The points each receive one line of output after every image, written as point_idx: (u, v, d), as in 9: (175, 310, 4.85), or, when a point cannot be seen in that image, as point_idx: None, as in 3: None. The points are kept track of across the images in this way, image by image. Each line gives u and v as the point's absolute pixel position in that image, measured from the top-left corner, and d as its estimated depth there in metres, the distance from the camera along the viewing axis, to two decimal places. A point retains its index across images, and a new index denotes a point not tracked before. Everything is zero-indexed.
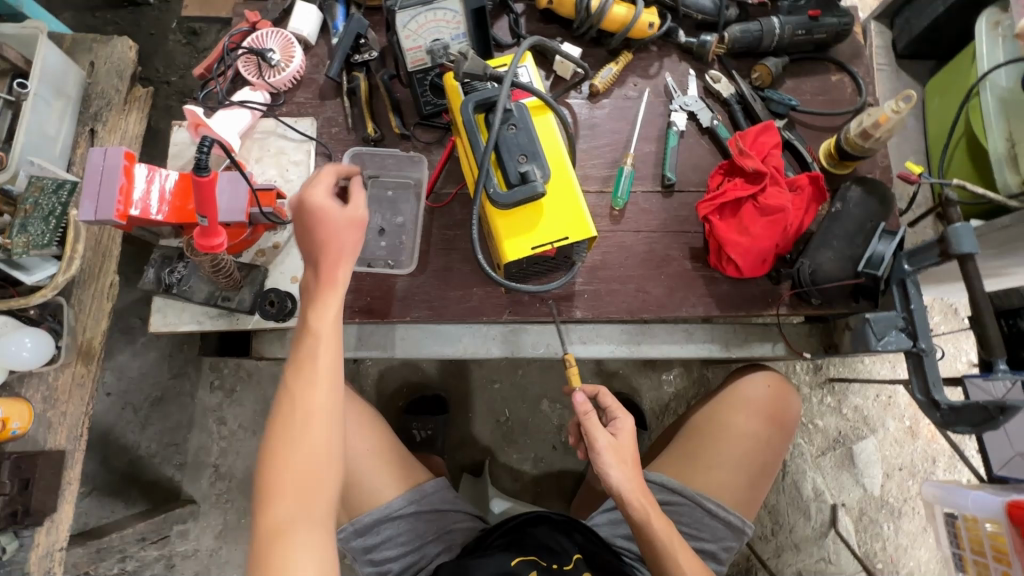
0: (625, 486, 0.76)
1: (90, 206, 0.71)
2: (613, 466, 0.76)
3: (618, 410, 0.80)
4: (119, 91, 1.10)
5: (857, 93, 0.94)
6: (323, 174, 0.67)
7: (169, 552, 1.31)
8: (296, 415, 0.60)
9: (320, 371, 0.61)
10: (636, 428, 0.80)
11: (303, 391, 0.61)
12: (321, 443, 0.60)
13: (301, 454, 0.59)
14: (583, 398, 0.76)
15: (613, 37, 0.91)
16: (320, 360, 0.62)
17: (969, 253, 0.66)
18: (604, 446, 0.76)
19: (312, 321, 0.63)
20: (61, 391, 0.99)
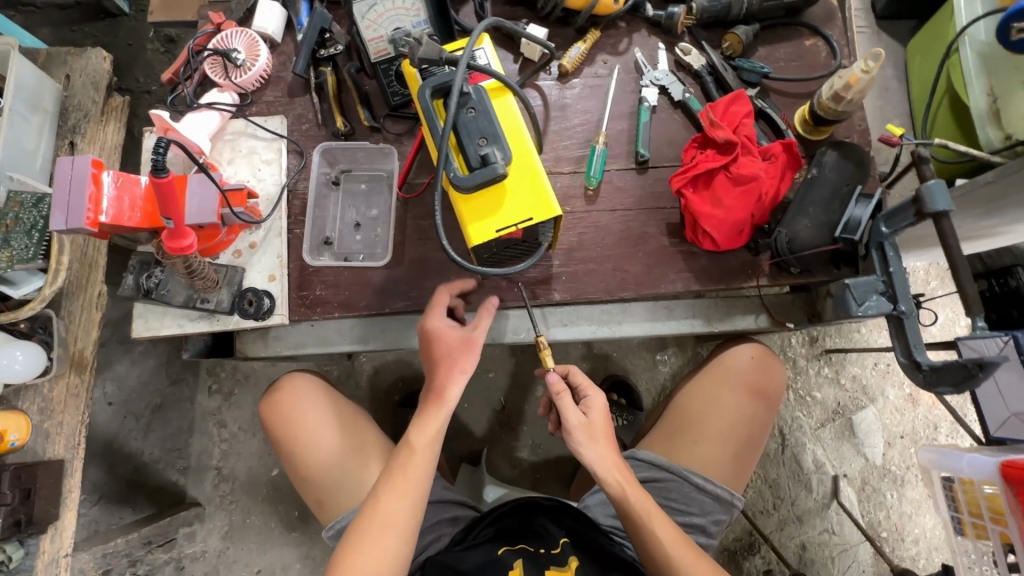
0: (599, 463, 0.78)
1: (61, 216, 0.71)
2: (584, 444, 0.78)
3: (589, 389, 0.82)
4: (96, 103, 1.10)
5: (832, 56, 0.92)
6: (440, 299, 0.79)
7: (178, 555, 1.33)
8: (386, 524, 0.73)
9: (412, 488, 0.75)
10: (607, 405, 0.81)
11: (398, 502, 0.74)
12: (400, 548, 0.73)
13: (380, 556, 0.72)
14: (556, 378, 0.80)
15: (579, 15, 0.90)
16: (415, 480, 0.75)
17: (944, 210, 0.65)
18: (575, 424, 0.78)
19: (416, 446, 0.76)
20: (57, 402, 1.00)
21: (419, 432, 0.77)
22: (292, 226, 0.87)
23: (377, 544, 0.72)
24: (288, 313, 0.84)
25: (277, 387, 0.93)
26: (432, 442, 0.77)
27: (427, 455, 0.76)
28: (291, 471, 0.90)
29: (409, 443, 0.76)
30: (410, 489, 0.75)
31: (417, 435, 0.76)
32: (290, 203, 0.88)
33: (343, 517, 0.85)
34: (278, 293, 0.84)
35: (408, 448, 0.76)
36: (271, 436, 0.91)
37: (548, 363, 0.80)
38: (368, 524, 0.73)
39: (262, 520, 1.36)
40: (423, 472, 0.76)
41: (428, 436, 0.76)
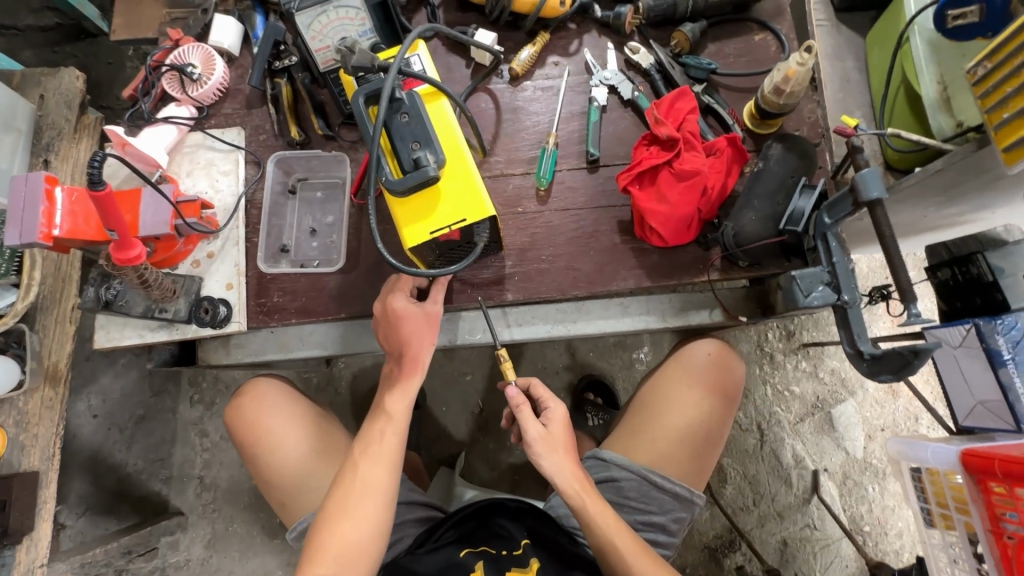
0: (559, 475, 0.77)
1: (14, 230, 0.73)
2: (545, 457, 0.78)
3: (550, 401, 0.82)
4: (69, 121, 1.12)
5: (781, 50, 0.93)
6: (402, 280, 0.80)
7: (162, 564, 1.35)
8: (356, 499, 0.74)
9: (380, 465, 0.77)
10: (568, 417, 0.81)
11: (367, 479, 0.75)
12: (374, 523, 0.74)
13: (355, 530, 0.72)
14: (515, 390, 0.80)
15: (527, 19, 0.91)
16: (382, 456, 0.77)
17: (877, 198, 0.65)
18: (535, 436, 0.78)
19: (379, 429, 0.79)
20: (32, 415, 1.01)
21: (382, 416, 0.80)
22: (250, 234, 0.89)
23: (349, 519, 0.73)
24: (245, 320, 0.86)
25: (241, 392, 0.93)
26: (396, 424, 0.79)
27: (392, 435, 0.79)
28: (256, 474, 0.90)
29: (372, 427, 0.79)
30: (377, 465, 0.76)
31: (380, 419, 0.80)
32: (247, 212, 0.90)
33: (303, 519, 0.86)
34: (235, 301, 0.86)
35: (371, 431, 0.79)
36: (236, 440, 0.91)
37: (510, 375, 0.81)
38: (338, 502, 0.74)
39: (244, 528, 1.38)
40: (390, 449, 0.78)
41: (391, 419, 0.79)
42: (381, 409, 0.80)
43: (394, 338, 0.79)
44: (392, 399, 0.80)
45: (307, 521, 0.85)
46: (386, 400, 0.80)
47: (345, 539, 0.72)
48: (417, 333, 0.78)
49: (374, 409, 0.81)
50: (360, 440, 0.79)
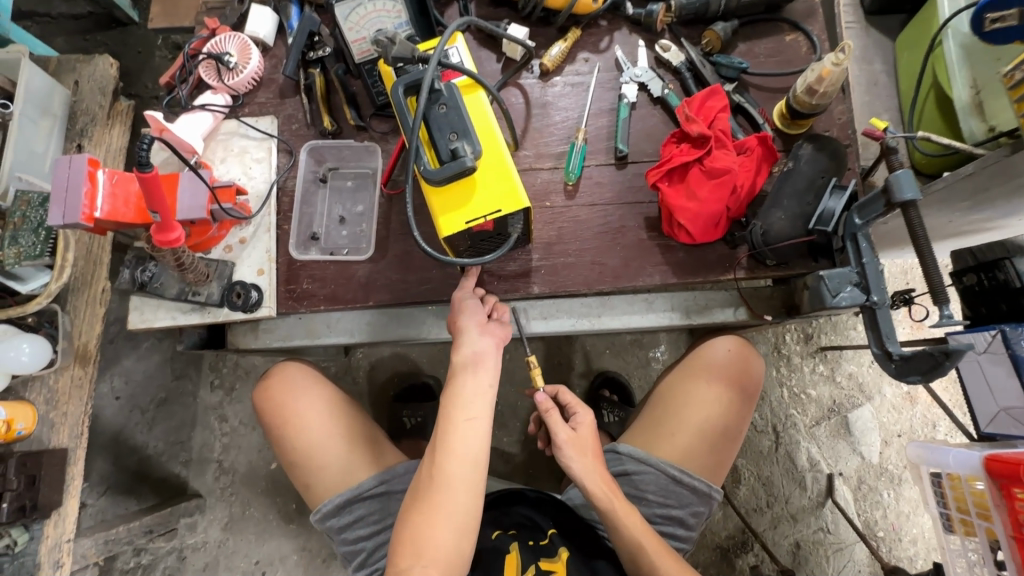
0: (586, 477, 0.78)
1: (59, 210, 0.75)
2: (573, 459, 0.78)
3: (578, 406, 0.84)
4: (102, 107, 1.14)
5: (813, 51, 0.93)
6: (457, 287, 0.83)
7: (180, 545, 1.37)
8: (444, 501, 0.68)
9: (464, 462, 0.69)
10: (595, 423, 0.82)
11: (452, 478, 0.69)
12: (463, 524, 0.69)
13: (443, 532, 0.67)
14: (544, 396, 0.80)
15: (559, 15, 0.92)
16: (464, 452, 0.69)
17: (911, 199, 0.65)
18: (564, 439, 0.79)
19: (456, 420, 0.70)
20: (62, 393, 1.04)
21: (459, 404, 0.71)
22: (280, 222, 0.90)
23: (439, 523, 0.67)
24: (275, 306, 0.87)
25: (269, 376, 0.95)
26: (476, 413, 0.71)
27: (472, 426, 0.70)
28: (284, 458, 0.91)
29: (450, 417, 0.70)
30: (461, 463, 0.69)
31: (455, 407, 0.71)
32: (279, 200, 0.91)
33: (328, 501, 0.87)
34: (266, 286, 0.87)
35: (449, 423, 0.70)
36: (264, 422, 0.93)
37: (539, 382, 0.82)
38: (426, 503, 0.68)
39: (261, 512, 1.40)
40: (472, 443, 0.70)
41: (469, 408, 0.70)
42: (454, 395, 0.71)
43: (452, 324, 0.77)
44: (467, 383, 0.72)
45: (333, 502, 0.86)
46: (460, 385, 0.71)
47: (436, 544, 0.67)
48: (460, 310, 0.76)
49: (446, 394, 0.72)
50: (438, 433, 0.70)
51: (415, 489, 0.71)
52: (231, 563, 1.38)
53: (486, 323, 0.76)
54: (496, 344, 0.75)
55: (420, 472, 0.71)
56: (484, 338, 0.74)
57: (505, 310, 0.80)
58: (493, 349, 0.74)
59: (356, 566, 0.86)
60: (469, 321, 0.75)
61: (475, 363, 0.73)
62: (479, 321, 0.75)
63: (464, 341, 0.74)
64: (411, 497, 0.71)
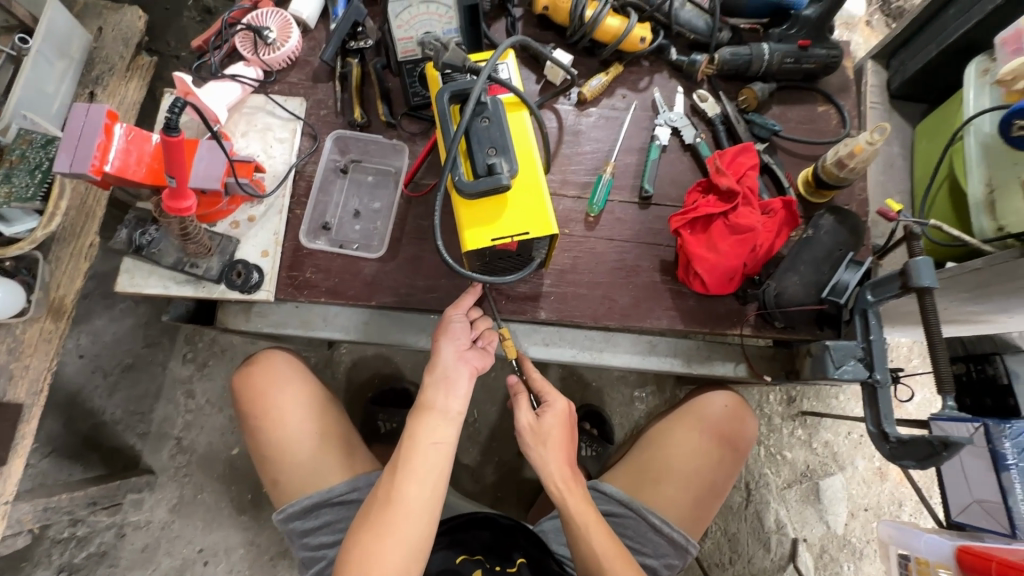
0: (544, 467, 0.77)
1: (66, 157, 0.71)
2: (532, 447, 0.78)
3: (549, 395, 0.80)
4: (123, 58, 1.11)
5: (842, 125, 0.95)
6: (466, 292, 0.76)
7: (121, 521, 1.30)
8: (398, 522, 0.65)
9: (423, 485, 0.66)
10: (567, 411, 0.79)
11: (410, 501, 0.66)
12: (414, 549, 0.65)
13: (395, 554, 0.64)
14: (515, 380, 0.80)
15: (605, 48, 0.93)
16: (425, 476, 0.67)
17: (928, 286, 0.66)
18: (523, 426, 0.78)
19: (421, 443, 0.68)
20: (28, 345, 0.98)
21: (426, 427, 0.68)
22: (293, 206, 0.88)
23: (389, 545, 0.64)
24: (274, 290, 0.84)
25: (253, 360, 0.91)
26: (443, 437, 0.68)
27: (438, 450, 0.68)
28: (252, 446, 0.87)
29: (415, 438, 0.68)
30: (419, 487, 0.66)
31: (421, 429, 0.68)
32: (295, 182, 0.89)
33: (294, 502, 0.83)
34: (268, 269, 0.84)
35: (414, 444, 0.67)
36: (239, 408, 0.89)
37: (511, 358, 0.79)
38: (379, 523, 0.65)
39: (213, 498, 1.34)
40: (434, 467, 0.67)
41: (436, 432, 0.68)
42: (421, 417, 0.68)
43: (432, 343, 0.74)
44: (438, 405, 0.69)
45: (300, 504, 0.82)
46: (431, 406, 0.69)
47: (385, 566, 0.63)
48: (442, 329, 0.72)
49: (414, 416, 0.69)
50: (399, 453, 0.67)
51: (370, 505, 0.67)
52: (172, 548, 1.31)
53: (466, 350, 0.72)
54: (470, 374, 0.71)
55: (377, 489, 0.68)
56: (459, 368, 0.70)
57: (491, 338, 0.76)
58: (468, 380, 0.71)
59: (315, 573, 0.82)
60: (446, 345, 0.71)
61: (446, 391, 0.69)
62: (458, 348, 0.72)
63: (438, 366, 0.70)
64: (364, 513, 0.67)
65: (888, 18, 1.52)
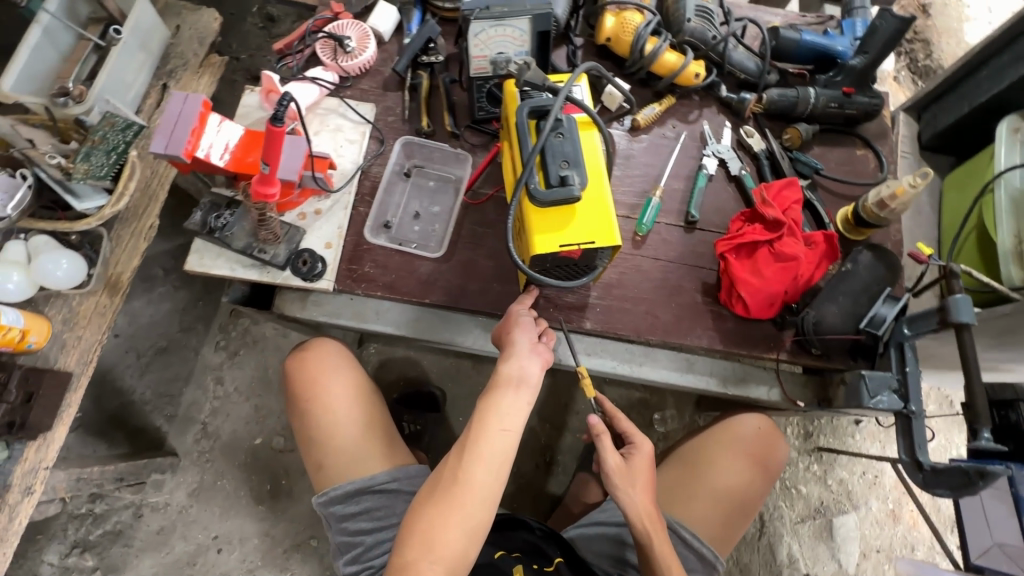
0: (632, 509, 0.78)
1: (164, 140, 0.76)
2: (621, 489, 0.78)
3: (636, 436, 0.82)
4: (197, 55, 1.17)
5: (879, 169, 1.00)
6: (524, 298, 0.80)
7: (140, 501, 1.31)
8: (462, 502, 0.67)
9: (489, 470, 0.68)
10: (651, 455, 0.81)
11: (474, 483, 0.67)
12: (475, 529, 0.67)
13: (456, 532, 0.66)
14: (598, 420, 0.78)
15: (660, 80, 0.99)
16: (491, 461, 0.68)
17: (966, 322, 0.69)
18: (613, 467, 0.78)
19: (490, 428, 0.69)
20: (82, 316, 1.00)
21: (495, 413, 0.69)
22: (358, 203, 0.92)
23: (453, 523, 0.66)
24: (335, 281, 0.88)
25: (306, 347, 0.94)
26: (511, 425, 0.70)
27: (505, 437, 0.69)
28: (300, 429, 0.90)
29: (484, 423, 0.69)
30: (485, 472, 0.68)
31: (491, 414, 0.69)
32: (362, 181, 0.93)
33: (336, 487, 0.86)
34: (330, 260, 0.88)
35: (483, 428, 0.69)
36: (290, 392, 0.92)
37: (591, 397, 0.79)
38: (443, 502, 0.67)
39: (232, 486, 1.35)
40: (500, 453, 0.69)
41: (505, 419, 0.69)
42: (492, 403, 0.70)
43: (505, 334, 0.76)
44: (508, 394, 0.70)
45: (341, 489, 0.85)
46: (502, 392, 0.70)
47: (446, 542, 0.66)
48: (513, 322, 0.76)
49: (485, 400, 0.71)
50: (468, 436, 0.69)
51: (435, 483, 0.69)
52: (187, 533, 1.31)
53: (538, 342, 0.74)
54: (542, 365, 0.73)
55: (444, 468, 0.70)
56: (532, 358, 0.72)
57: (554, 336, 0.78)
58: (539, 371, 0.72)
59: (350, 558, 0.84)
60: (521, 336, 0.74)
61: (518, 379, 0.71)
62: (531, 340, 0.74)
63: (513, 355, 0.72)
64: (429, 490, 0.70)
65: (914, 75, 1.60)
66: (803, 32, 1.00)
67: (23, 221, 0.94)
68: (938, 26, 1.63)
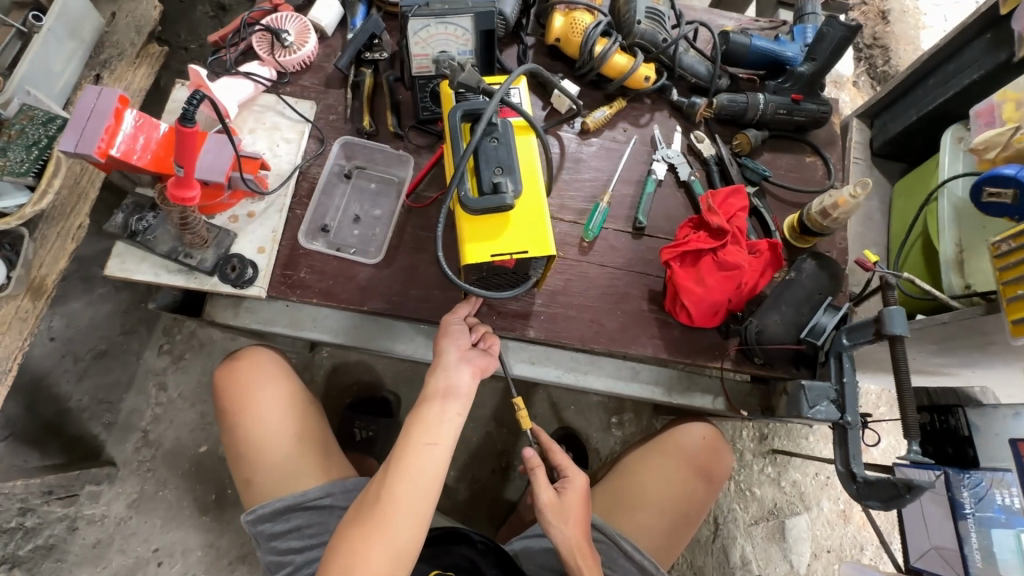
0: (565, 545, 0.78)
1: (73, 137, 0.71)
2: (554, 524, 0.79)
3: (569, 470, 0.83)
4: (134, 45, 1.09)
5: (827, 176, 1.00)
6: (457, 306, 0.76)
7: (75, 514, 1.24)
8: (386, 521, 0.64)
9: (414, 485, 0.65)
10: (585, 492, 0.82)
11: (399, 500, 0.65)
12: (401, 549, 0.64)
13: (380, 554, 0.63)
14: (533, 453, 0.81)
15: (610, 83, 0.97)
16: (417, 477, 0.66)
17: (899, 334, 0.69)
18: (545, 503, 0.79)
19: (417, 442, 0.67)
20: (0, 322, 0.92)
21: (423, 426, 0.67)
22: (294, 206, 0.88)
23: (376, 543, 0.64)
24: (267, 287, 0.84)
25: (237, 356, 0.91)
26: (438, 438, 0.67)
27: (432, 452, 0.67)
28: (228, 440, 0.86)
29: (410, 437, 0.67)
30: (410, 487, 0.65)
31: (418, 428, 0.67)
32: (299, 183, 0.89)
33: (265, 504, 0.82)
34: (262, 265, 0.84)
35: (409, 443, 0.66)
36: (219, 404, 0.88)
37: (526, 430, 0.81)
38: (367, 521, 0.65)
39: (175, 496, 1.30)
40: (427, 468, 0.66)
41: (432, 432, 0.67)
42: (420, 416, 0.68)
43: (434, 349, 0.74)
44: (436, 408, 0.68)
45: (270, 507, 0.81)
46: (429, 404, 0.68)
47: (369, 565, 0.63)
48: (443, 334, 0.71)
49: (412, 415, 0.68)
50: (394, 451, 0.67)
51: (361, 503, 0.67)
52: (125, 545, 1.26)
53: (468, 350, 0.71)
54: (473, 374, 0.70)
55: (370, 486, 0.68)
56: (460, 368, 0.69)
57: (494, 339, 0.74)
58: (469, 382, 0.69)
59: None
60: (448, 346, 0.70)
61: (446, 391, 0.68)
62: (460, 348, 0.70)
63: (440, 366, 0.69)
64: (355, 511, 0.67)
65: (873, 81, 1.62)
66: (753, 38, 0.99)
67: None
68: (896, 33, 1.65)
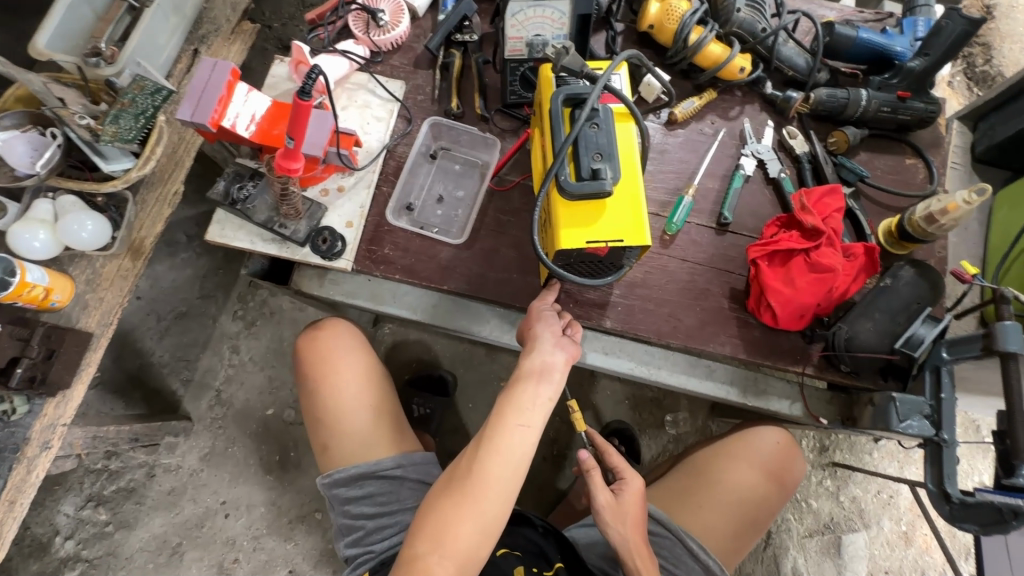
0: (620, 542, 0.78)
1: (190, 107, 0.75)
2: (610, 524, 0.78)
3: (625, 471, 0.83)
4: (229, 22, 1.12)
5: (929, 180, 0.94)
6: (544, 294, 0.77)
7: (153, 462, 1.34)
8: (476, 495, 0.66)
9: (506, 465, 0.67)
10: (641, 493, 0.81)
11: (490, 476, 0.66)
12: (487, 526, 0.66)
13: (469, 528, 0.65)
14: (588, 455, 0.80)
15: (702, 73, 0.94)
16: (507, 457, 0.67)
17: (1013, 352, 0.65)
18: (603, 503, 0.79)
19: (508, 423, 0.68)
20: (105, 278, 0.95)
21: (515, 408, 0.68)
22: (381, 182, 0.90)
23: (466, 516, 0.65)
24: (353, 261, 0.87)
25: (320, 327, 0.94)
26: (530, 421, 0.68)
27: (524, 433, 0.68)
28: (308, 406, 0.90)
29: (503, 417, 0.68)
30: (503, 465, 0.66)
31: (511, 408, 0.68)
32: (386, 161, 0.91)
33: (341, 469, 0.86)
34: (351, 240, 0.87)
35: (501, 423, 0.68)
36: (302, 371, 0.92)
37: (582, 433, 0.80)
38: (457, 493, 0.66)
39: (242, 454, 1.37)
40: (518, 449, 0.67)
41: (524, 414, 0.68)
42: (513, 397, 0.68)
43: (523, 335, 0.75)
44: (529, 390, 0.69)
45: (346, 472, 0.85)
46: (523, 385, 0.69)
47: (458, 536, 0.65)
48: (535, 318, 0.74)
49: (505, 395, 0.69)
50: (486, 430, 0.68)
51: (449, 477, 0.69)
52: (196, 495, 1.34)
53: (561, 336, 0.73)
54: (566, 360, 0.71)
55: (459, 461, 0.69)
56: (555, 353, 0.71)
57: (579, 328, 0.76)
58: (562, 366, 0.71)
59: (350, 540, 0.85)
60: (544, 331, 0.72)
61: (541, 372, 0.70)
62: (554, 333, 0.72)
63: (535, 349, 0.71)
64: (443, 484, 0.69)
65: (970, 82, 1.52)
66: (859, 30, 0.94)
67: (52, 180, 0.89)
68: (1002, 30, 1.52)
